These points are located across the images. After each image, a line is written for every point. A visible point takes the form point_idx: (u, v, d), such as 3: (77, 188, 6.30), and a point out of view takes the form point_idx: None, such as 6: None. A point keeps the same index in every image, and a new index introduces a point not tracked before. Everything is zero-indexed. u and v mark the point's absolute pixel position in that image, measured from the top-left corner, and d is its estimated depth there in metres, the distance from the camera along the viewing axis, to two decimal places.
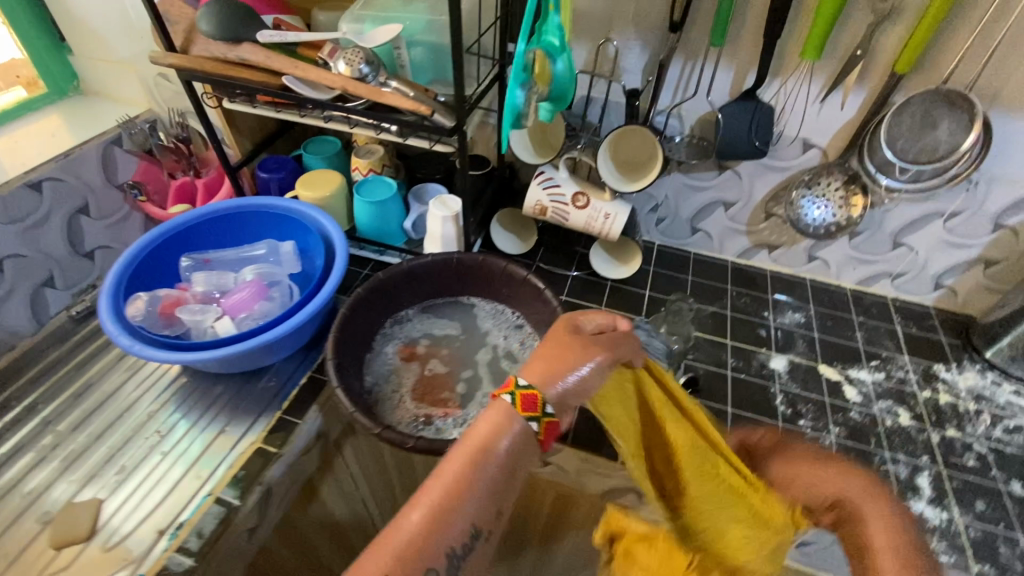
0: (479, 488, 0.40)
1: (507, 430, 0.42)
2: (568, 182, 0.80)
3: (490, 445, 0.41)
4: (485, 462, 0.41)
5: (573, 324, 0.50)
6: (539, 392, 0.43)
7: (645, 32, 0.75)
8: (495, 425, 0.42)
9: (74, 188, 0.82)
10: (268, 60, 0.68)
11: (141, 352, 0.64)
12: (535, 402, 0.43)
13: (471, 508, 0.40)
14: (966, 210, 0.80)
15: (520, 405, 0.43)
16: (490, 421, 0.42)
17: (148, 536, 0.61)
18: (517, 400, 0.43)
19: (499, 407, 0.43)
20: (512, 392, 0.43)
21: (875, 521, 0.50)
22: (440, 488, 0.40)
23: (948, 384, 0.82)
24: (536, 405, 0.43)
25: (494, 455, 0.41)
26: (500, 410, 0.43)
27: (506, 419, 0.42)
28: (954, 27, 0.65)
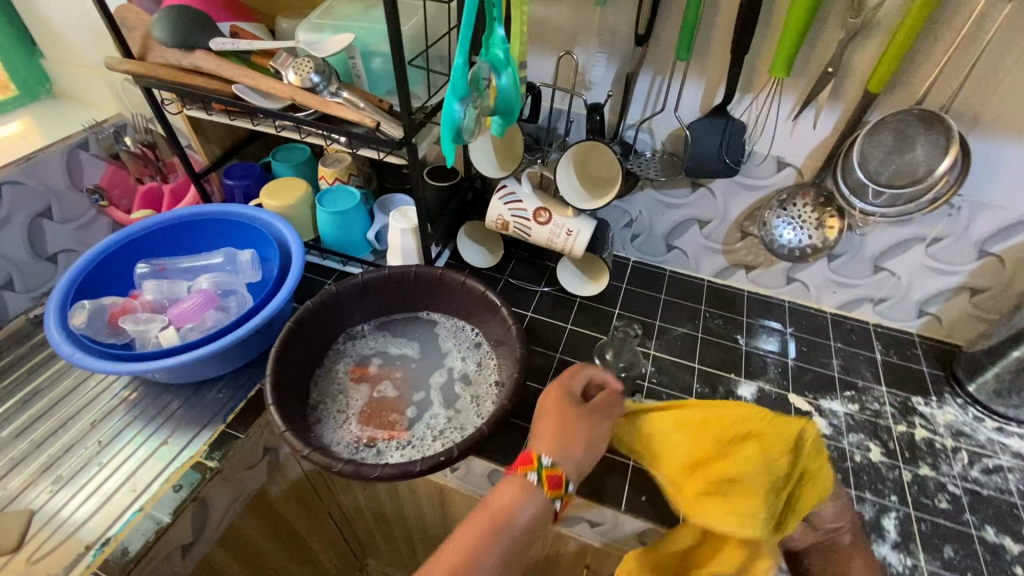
0: (498, 546, 0.50)
1: (528, 501, 0.53)
2: (531, 197, 0.77)
3: (509, 511, 0.52)
4: (504, 527, 0.51)
5: (565, 390, 0.61)
6: (562, 473, 0.54)
7: (610, 44, 0.73)
8: (514, 494, 0.53)
9: (37, 192, 0.82)
10: (218, 69, 0.67)
11: (80, 361, 0.63)
12: (558, 482, 0.54)
13: (492, 562, 0.50)
14: (949, 236, 0.76)
15: (544, 484, 0.54)
16: (509, 494, 0.53)
17: (74, 551, 0.61)
18: (540, 478, 0.54)
19: (516, 482, 0.54)
20: (539, 471, 0.54)
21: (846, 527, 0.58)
22: (479, 528, 0.51)
23: (925, 418, 0.78)
24: (558, 484, 0.54)
25: (512, 522, 0.51)
26: (528, 485, 0.53)
27: (523, 491, 0.53)
28: (929, 46, 0.62)
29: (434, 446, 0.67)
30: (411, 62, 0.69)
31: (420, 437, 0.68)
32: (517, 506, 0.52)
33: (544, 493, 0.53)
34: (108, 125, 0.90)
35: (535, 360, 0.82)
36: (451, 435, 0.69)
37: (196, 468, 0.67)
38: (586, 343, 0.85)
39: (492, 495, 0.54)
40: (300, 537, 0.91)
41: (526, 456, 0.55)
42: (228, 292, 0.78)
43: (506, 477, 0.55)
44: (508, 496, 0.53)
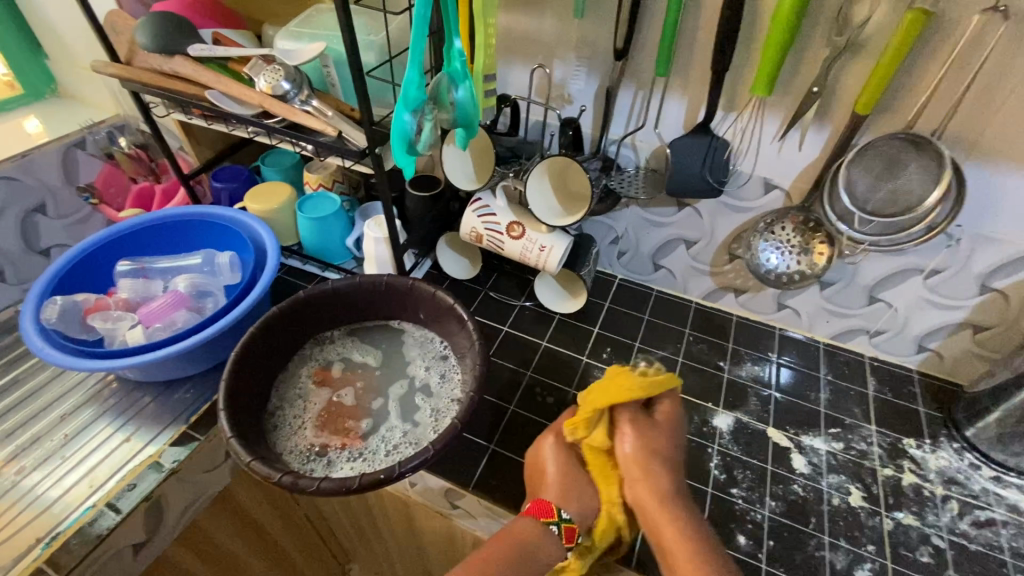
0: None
1: (545, 541, 0.55)
2: (504, 211, 0.76)
3: (533, 548, 0.54)
4: (526, 560, 0.53)
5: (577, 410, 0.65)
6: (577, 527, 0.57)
7: (590, 57, 0.71)
8: (534, 532, 0.55)
9: (33, 188, 0.88)
10: (195, 73, 0.68)
11: (45, 354, 0.65)
12: (572, 534, 0.56)
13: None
14: (949, 268, 0.71)
15: (561, 535, 0.56)
16: (530, 533, 0.55)
17: (25, 543, 0.62)
18: (558, 529, 0.56)
19: (535, 523, 0.56)
20: (559, 526, 0.56)
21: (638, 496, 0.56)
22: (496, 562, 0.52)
23: (916, 462, 0.73)
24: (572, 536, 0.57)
25: (534, 555, 0.54)
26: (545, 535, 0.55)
27: (542, 532, 0.55)
28: (919, 67, 0.59)
29: (385, 460, 0.66)
30: (372, 72, 0.69)
31: (373, 450, 0.68)
32: (540, 543, 0.55)
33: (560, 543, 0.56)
34: (102, 127, 0.96)
35: (504, 376, 0.80)
36: (405, 449, 0.68)
37: (152, 467, 0.68)
38: (561, 360, 0.83)
39: (513, 528, 0.56)
40: (274, 541, 0.89)
41: (545, 505, 0.57)
42: (204, 293, 0.79)
43: (524, 518, 0.57)
44: (527, 535, 0.55)
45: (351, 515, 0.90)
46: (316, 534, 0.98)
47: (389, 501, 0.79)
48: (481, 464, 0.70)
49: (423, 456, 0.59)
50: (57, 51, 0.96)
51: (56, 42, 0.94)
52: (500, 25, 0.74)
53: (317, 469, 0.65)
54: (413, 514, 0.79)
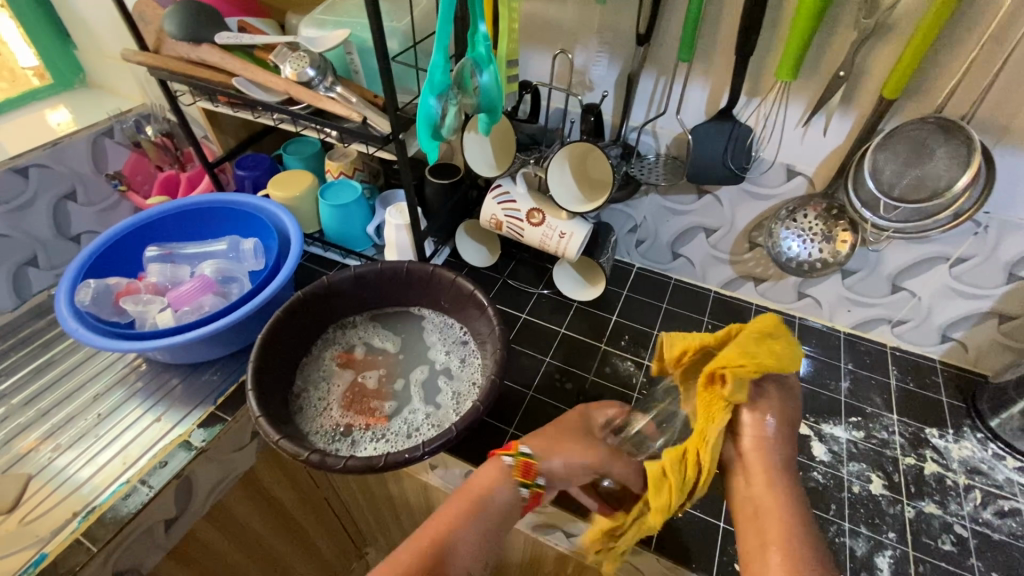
0: (480, 520, 0.52)
1: (502, 486, 0.54)
2: (524, 197, 0.77)
3: (488, 491, 0.53)
4: (484, 505, 0.53)
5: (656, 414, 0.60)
6: (536, 465, 0.55)
7: (612, 44, 0.71)
8: (493, 476, 0.54)
9: (64, 175, 0.90)
10: (221, 61, 0.69)
11: (80, 335, 0.66)
12: (528, 471, 0.54)
13: (470, 537, 0.52)
14: (976, 256, 0.70)
15: (515, 468, 0.54)
16: (487, 475, 0.54)
17: (63, 516, 0.64)
18: (514, 461, 0.54)
19: (494, 467, 0.55)
20: (513, 456, 0.55)
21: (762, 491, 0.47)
22: (459, 506, 0.52)
23: (938, 452, 0.73)
24: (529, 475, 0.54)
25: (493, 503, 0.53)
26: (501, 470, 0.54)
27: (499, 473, 0.54)
28: (950, 50, 0.58)
29: (408, 441, 0.68)
30: (396, 59, 0.70)
31: (396, 431, 0.69)
32: (496, 488, 0.54)
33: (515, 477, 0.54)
34: (130, 116, 0.98)
35: (523, 363, 0.81)
36: (428, 431, 0.69)
37: (182, 446, 0.70)
38: (579, 348, 0.83)
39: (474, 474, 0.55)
40: (296, 523, 0.91)
41: (508, 443, 0.57)
42: (230, 278, 0.80)
43: (485, 460, 0.56)
44: (486, 479, 0.54)
45: (371, 498, 0.92)
46: (336, 517, 1.00)
47: (409, 485, 0.80)
48: (498, 455, 0.70)
49: (446, 437, 0.60)
50: (85, 43, 0.98)
51: (84, 33, 0.96)
52: (522, 12, 0.74)
53: (341, 448, 0.67)
54: (433, 498, 0.80)
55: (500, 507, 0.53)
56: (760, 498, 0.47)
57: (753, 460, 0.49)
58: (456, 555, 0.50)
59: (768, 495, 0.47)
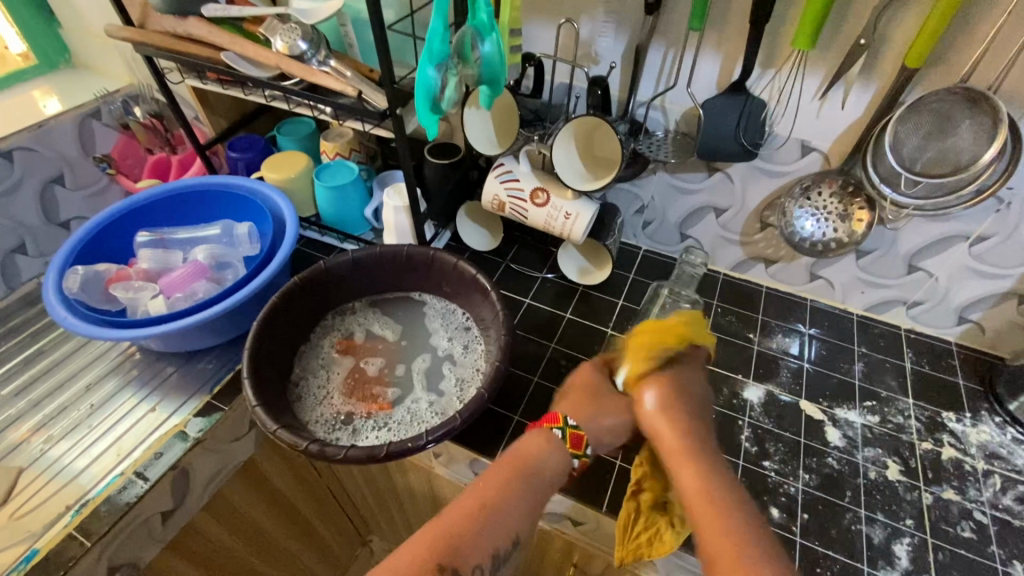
0: (524, 490, 0.50)
1: (548, 453, 0.52)
2: (528, 177, 0.73)
3: (535, 461, 0.51)
4: (530, 476, 0.50)
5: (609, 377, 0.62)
6: (584, 434, 0.54)
7: (619, 14, 0.68)
8: (537, 443, 0.53)
9: (51, 159, 0.87)
10: (209, 35, 0.66)
11: (69, 323, 0.64)
12: (579, 441, 0.54)
13: (518, 506, 0.49)
14: (998, 234, 0.67)
15: (567, 441, 0.54)
16: (535, 443, 0.53)
17: (56, 511, 0.62)
18: (563, 433, 0.54)
19: (539, 434, 0.54)
20: (562, 428, 0.54)
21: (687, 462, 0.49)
22: (512, 467, 0.51)
23: (956, 436, 0.70)
24: (580, 444, 0.54)
25: (541, 472, 0.51)
26: (549, 438, 0.53)
27: (547, 443, 0.53)
28: (979, 15, 0.55)
29: (411, 429, 0.65)
30: (392, 28, 0.67)
31: (399, 420, 0.67)
32: (542, 455, 0.52)
33: (566, 449, 0.53)
34: (117, 97, 0.94)
35: (527, 348, 0.79)
36: (431, 419, 0.67)
37: (177, 437, 0.68)
38: (584, 334, 0.80)
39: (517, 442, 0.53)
40: (299, 511, 0.90)
41: (550, 414, 0.56)
42: (224, 264, 0.78)
43: (528, 429, 0.55)
44: (534, 447, 0.52)
45: (373, 486, 0.90)
46: (338, 505, 0.98)
47: (413, 473, 0.79)
48: (503, 442, 0.68)
49: (450, 426, 0.57)
50: (69, 20, 0.94)
51: (68, 10, 0.92)
52: None
53: (342, 437, 0.64)
54: (437, 486, 0.78)
55: (549, 476, 0.52)
56: (693, 506, 0.47)
57: (663, 429, 0.52)
58: (501, 523, 0.48)
59: (697, 495, 0.47)
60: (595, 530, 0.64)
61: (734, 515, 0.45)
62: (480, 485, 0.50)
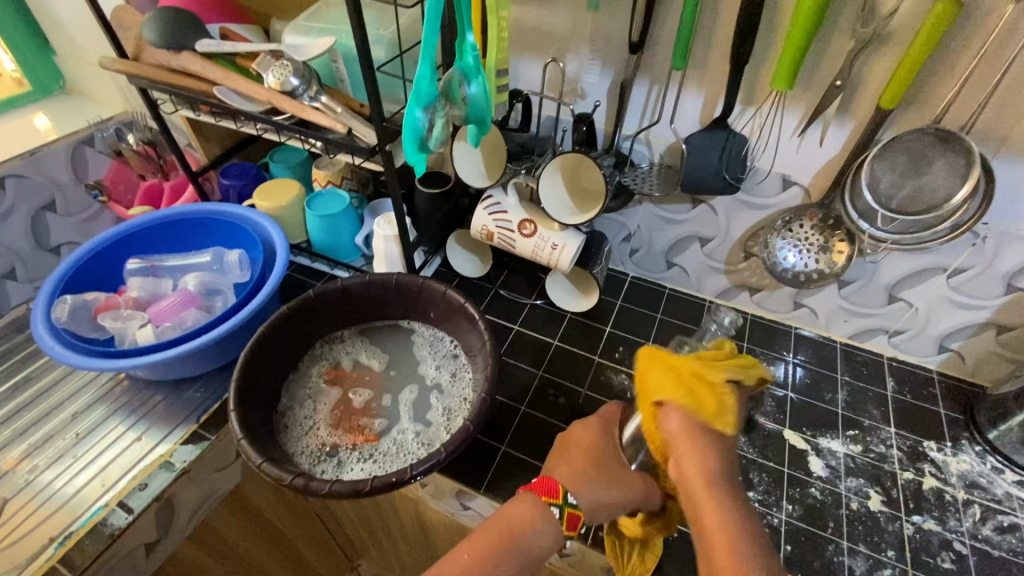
0: (509, 563, 0.48)
1: (540, 528, 0.50)
2: (516, 208, 0.75)
3: (524, 531, 0.49)
4: (516, 547, 0.49)
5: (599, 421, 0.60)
6: (582, 516, 0.52)
7: (604, 53, 0.70)
8: (531, 514, 0.50)
9: (42, 186, 0.88)
10: (202, 69, 0.67)
11: (56, 353, 0.64)
12: (574, 523, 0.52)
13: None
14: (974, 266, 0.69)
15: (563, 520, 0.51)
16: (527, 513, 0.50)
17: (39, 542, 0.62)
18: (561, 512, 0.51)
19: (532, 501, 0.51)
20: (561, 507, 0.51)
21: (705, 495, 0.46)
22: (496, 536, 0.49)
23: (937, 466, 0.71)
24: (575, 525, 0.52)
25: (528, 544, 0.49)
26: (540, 508, 0.51)
27: (542, 515, 0.50)
28: (949, 58, 0.57)
29: (397, 461, 0.66)
30: (382, 68, 0.68)
31: (385, 451, 0.67)
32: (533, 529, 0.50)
33: (560, 529, 0.51)
34: (110, 124, 0.95)
35: (515, 376, 0.79)
36: (417, 450, 0.67)
37: (163, 466, 0.67)
38: (573, 362, 0.81)
39: (509, 509, 0.51)
40: (286, 539, 0.89)
41: (551, 485, 0.52)
42: (214, 291, 0.78)
43: (524, 494, 0.52)
44: (524, 515, 0.50)
45: (362, 513, 0.89)
46: (326, 531, 0.97)
47: (400, 501, 0.78)
48: (490, 472, 0.69)
49: (436, 459, 0.58)
50: (65, 49, 0.96)
51: (64, 39, 0.94)
52: (512, 18, 0.72)
53: (327, 470, 0.65)
54: (424, 515, 0.78)
55: (536, 549, 0.50)
56: (694, 492, 0.47)
57: (681, 441, 0.49)
58: None
59: (701, 484, 0.47)
60: (579, 561, 0.64)
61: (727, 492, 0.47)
62: (459, 557, 0.48)
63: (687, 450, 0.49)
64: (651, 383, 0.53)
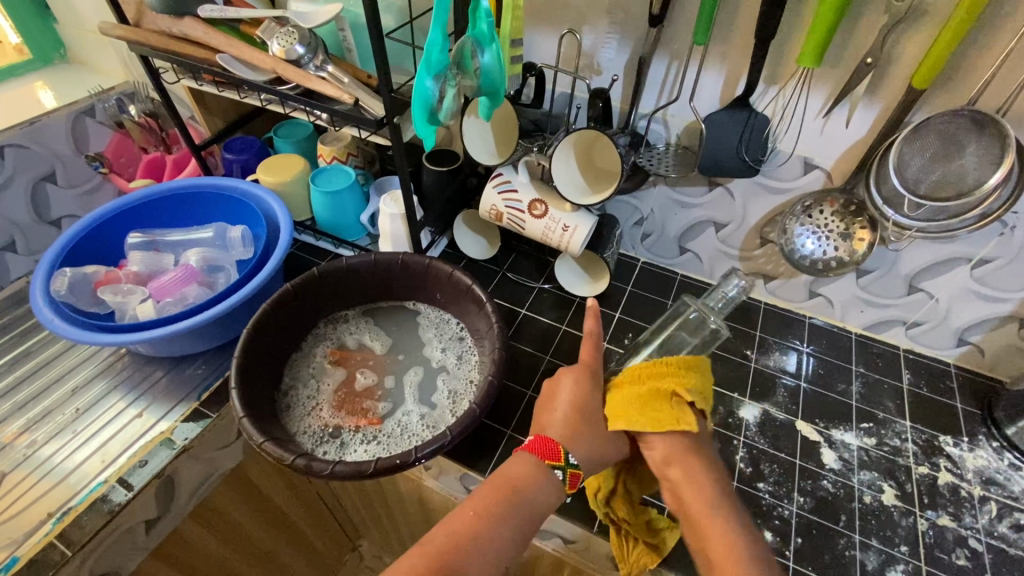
0: (511, 518, 0.47)
1: (536, 480, 0.49)
2: (527, 188, 0.73)
3: (523, 487, 0.49)
4: (515, 501, 0.48)
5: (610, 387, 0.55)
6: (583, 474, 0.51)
7: (623, 26, 0.67)
8: (529, 472, 0.50)
9: (42, 157, 0.86)
10: (206, 36, 0.65)
11: (57, 327, 0.63)
12: (575, 481, 0.51)
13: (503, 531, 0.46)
14: (1001, 257, 0.66)
15: (564, 480, 0.51)
16: (523, 467, 0.50)
17: (37, 517, 0.61)
18: (563, 474, 0.50)
19: (532, 459, 0.50)
20: (563, 469, 0.50)
21: (701, 510, 0.48)
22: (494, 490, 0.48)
23: (953, 461, 0.70)
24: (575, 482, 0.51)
25: (528, 499, 0.48)
26: (533, 463, 0.50)
27: (540, 474, 0.50)
28: (986, 38, 0.54)
29: (401, 444, 0.64)
30: (392, 35, 0.66)
31: (389, 433, 0.66)
32: (533, 486, 0.49)
33: (560, 488, 0.50)
34: (112, 94, 0.93)
35: (522, 361, 0.78)
36: (422, 433, 0.66)
37: (163, 444, 0.66)
38: (579, 348, 0.79)
39: (506, 466, 0.51)
40: (289, 518, 0.89)
41: (551, 446, 0.51)
42: (216, 268, 0.77)
43: (520, 453, 0.51)
44: (522, 472, 0.50)
45: (364, 494, 0.88)
46: (328, 511, 0.97)
47: (402, 484, 0.77)
48: (495, 457, 0.67)
49: (441, 442, 0.56)
50: (66, 16, 0.93)
51: (64, 5, 0.91)
52: None
53: (330, 451, 0.63)
54: (427, 497, 0.77)
55: (535, 501, 0.49)
56: (693, 514, 0.49)
57: (669, 464, 0.51)
58: (485, 552, 0.45)
59: (698, 507, 0.49)
60: (585, 549, 0.63)
61: (716, 503, 0.49)
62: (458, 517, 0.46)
63: (677, 471, 0.50)
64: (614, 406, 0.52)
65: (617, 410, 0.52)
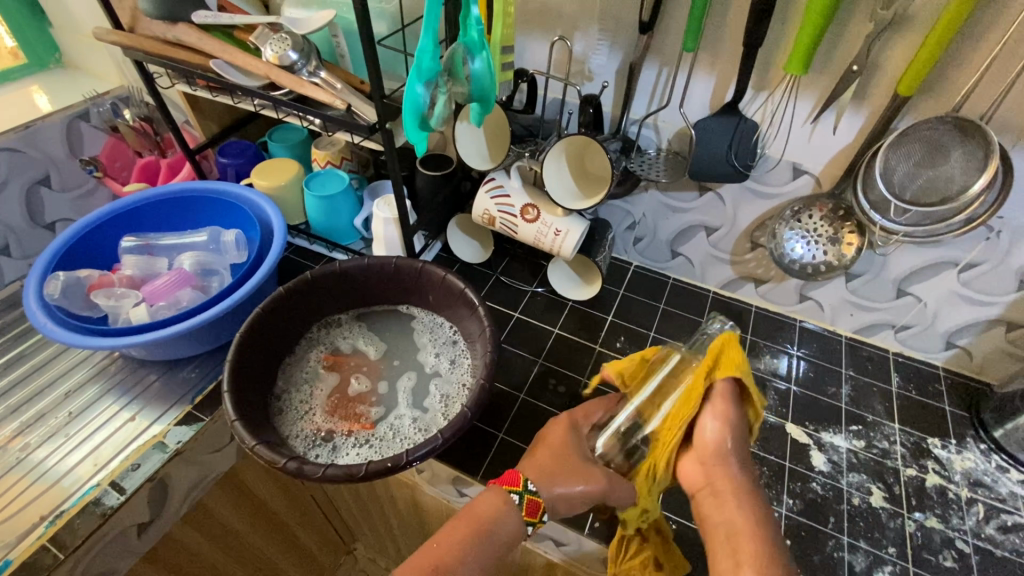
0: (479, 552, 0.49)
1: (503, 514, 0.51)
2: (518, 193, 0.73)
3: (490, 522, 0.50)
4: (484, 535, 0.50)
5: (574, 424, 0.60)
6: (542, 500, 0.52)
7: (613, 33, 0.68)
8: (494, 505, 0.51)
9: (37, 160, 0.87)
10: (199, 42, 0.65)
11: (49, 331, 0.63)
12: (536, 508, 0.52)
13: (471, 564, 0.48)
14: (987, 261, 0.67)
15: (523, 506, 0.52)
16: (488, 502, 0.52)
17: (29, 521, 0.61)
18: (521, 499, 0.52)
19: (494, 490, 0.52)
20: (520, 494, 0.52)
21: (731, 492, 0.50)
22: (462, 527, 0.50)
23: (941, 464, 0.70)
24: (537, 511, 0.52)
25: (494, 531, 0.50)
26: (497, 497, 0.52)
27: (503, 504, 0.51)
28: (969, 46, 0.55)
29: (393, 447, 0.65)
30: (384, 42, 0.67)
31: (381, 437, 0.66)
32: (498, 517, 0.51)
33: (521, 515, 0.52)
34: (107, 99, 0.94)
35: (514, 364, 0.78)
36: (414, 436, 0.66)
37: (156, 447, 0.66)
38: (571, 352, 0.80)
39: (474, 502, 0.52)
40: (282, 521, 0.89)
41: (511, 475, 0.53)
42: (210, 272, 0.77)
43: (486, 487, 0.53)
44: (487, 507, 0.51)
45: (358, 498, 0.89)
46: (322, 514, 0.97)
47: (395, 487, 0.78)
48: (487, 460, 0.68)
49: (432, 445, 0.56)
50: (61, 21, 0.94)
51: (59, 10, 0.91)
52: None
53: (322, 454, 0.64)
54: (420, 500, 0.78)
55: (503, 535, 0.50)
56: (722, 490, 0.50)
57: (709, 448, 0.52)
58: None
59: (729, 488, 0.50)
60: (576, 551, 0.63)
61: (749, 498, 0.49)
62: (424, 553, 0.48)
63: (713, 456, 0.52)
64: (732, 352, 0.54)
65: (735, 357, 0.53)
